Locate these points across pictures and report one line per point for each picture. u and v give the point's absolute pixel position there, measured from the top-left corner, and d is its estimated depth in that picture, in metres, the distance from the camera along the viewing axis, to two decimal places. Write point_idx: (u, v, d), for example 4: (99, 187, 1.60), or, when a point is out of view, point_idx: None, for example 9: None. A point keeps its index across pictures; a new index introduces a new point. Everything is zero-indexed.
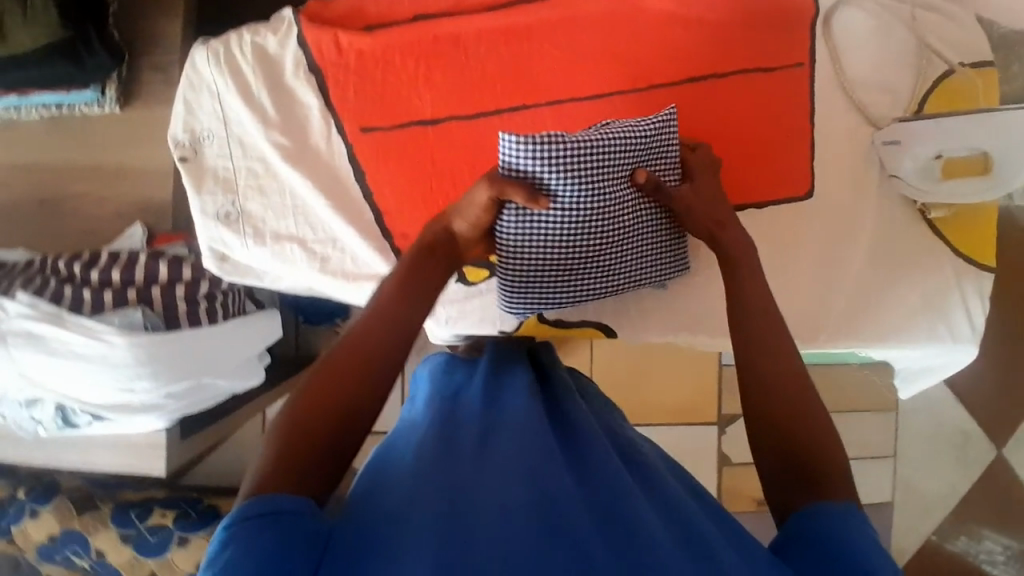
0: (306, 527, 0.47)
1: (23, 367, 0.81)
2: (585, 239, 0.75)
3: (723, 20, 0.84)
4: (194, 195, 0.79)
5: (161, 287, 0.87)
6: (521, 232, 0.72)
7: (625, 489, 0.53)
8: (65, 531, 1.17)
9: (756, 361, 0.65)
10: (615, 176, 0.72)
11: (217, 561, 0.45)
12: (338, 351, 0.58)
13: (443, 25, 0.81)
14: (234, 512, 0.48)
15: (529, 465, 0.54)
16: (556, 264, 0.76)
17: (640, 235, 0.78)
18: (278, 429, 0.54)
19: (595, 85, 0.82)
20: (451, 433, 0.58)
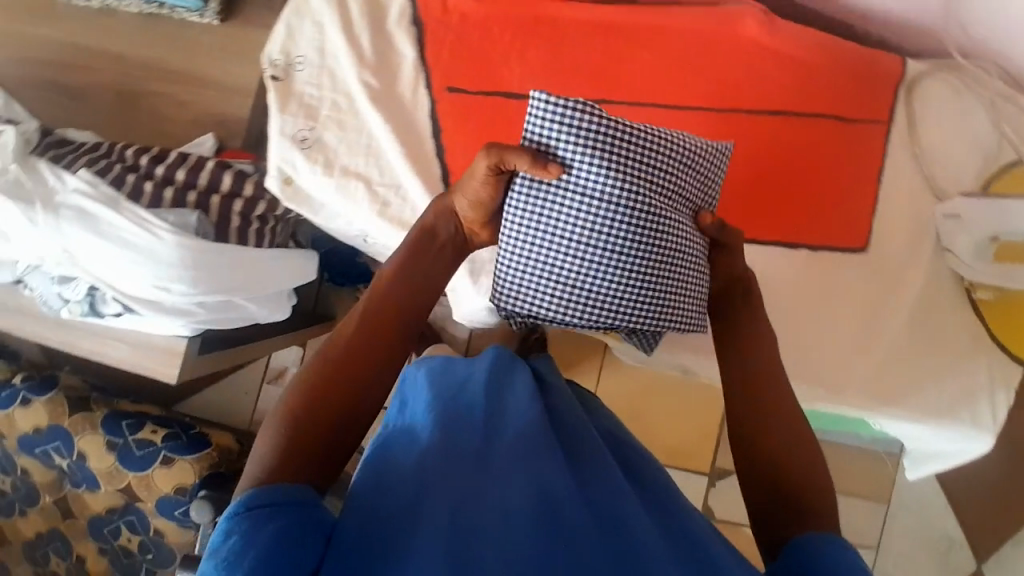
0: (306, 520, 0.52)
1: (68, 242, 0.82)
2: (603, 236, 0.67)
3: (813, 60, 0.86)
4: (276, 114, 0.81)
5: (221, 197, 0.88)
6: (534, 208, 0.67)
7: (616, 503, 0.57)
8: (52, 426, 1.18)
9: (756, 403, 0.67)
10: (648, 175, 0.66)
11: (222, 548, 0.49)
12: (339, 339, 0.64)
13: (547, 7, 0.84)
14: (238, 503, 0.52)
15: (532, 472, 0.56)
16: (568, 258, 0.68)
17: (672, 256, 0.68)
18: (283, 416, 0.59)
19: (679, 96, 0.84)
20: (457, 428, 0.59)
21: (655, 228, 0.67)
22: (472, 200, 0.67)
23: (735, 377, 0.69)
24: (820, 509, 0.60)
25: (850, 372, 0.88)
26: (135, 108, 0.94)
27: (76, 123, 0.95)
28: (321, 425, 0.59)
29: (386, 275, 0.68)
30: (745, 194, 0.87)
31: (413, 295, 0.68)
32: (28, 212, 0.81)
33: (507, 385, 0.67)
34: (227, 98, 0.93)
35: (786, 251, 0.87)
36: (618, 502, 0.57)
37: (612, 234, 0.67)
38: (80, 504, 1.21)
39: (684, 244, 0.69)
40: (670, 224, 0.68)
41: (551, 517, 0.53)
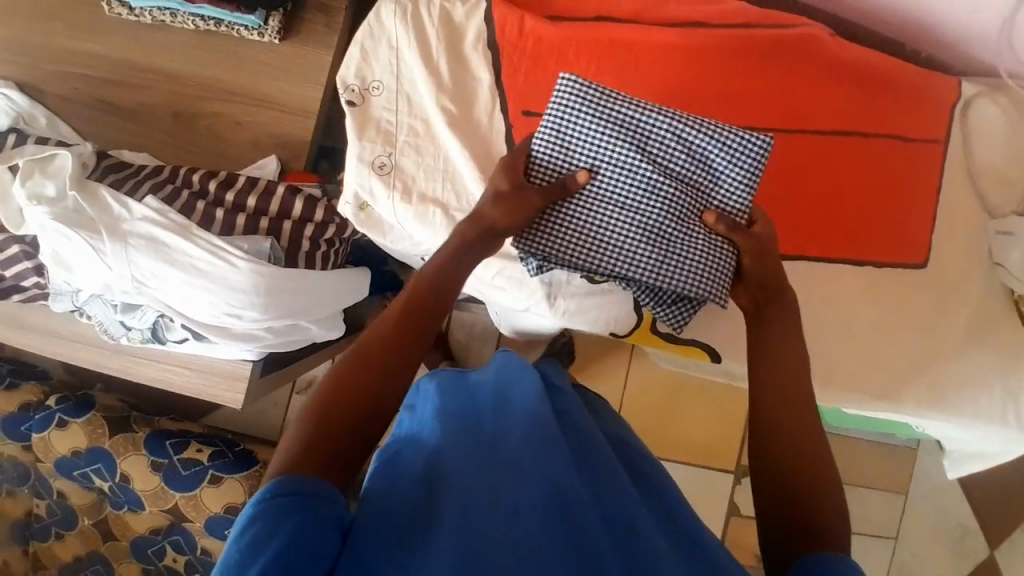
0: (325, 513, 0.53)
1: (138, 271, 0.79)
2: (614, 203, 0.74)
3: (875, 82, 0.88)
4: (354, 140, 0.81)
5: (292, 223, 0.87)
6: (555, 173, 0.74)
7: (626, 502, 0.59)
8: (92, 448, 1.17)
9: (767, 401, 0.70)
10: (660, 154, 0.74)
11: (244, 534, 0.51)
12: (372, 337, 0.66)
13: (621, 30, 0.84)
14: (264, 490, 0.54)
15: (541, 464, 0.57)
16: (579, 222, 0.75)
17: (674, 229, 0.74)
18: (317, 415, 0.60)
19: (747, 116, 0.86)
20: (462, 427, 0.62)
21: (661, 202, 0.74)
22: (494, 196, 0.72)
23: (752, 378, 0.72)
24: (833, 530, 0.60)
25: (908, 382, 0.90)
26: (190, 128, 0.92)
27: (130, 144, 0.93)
28: (337, 425, 0.60)
29: (418, 283, 0.71)
30: (812, 214, 0.87)
31: (427, 304, 0.69)
32: (95, 243, 0.79)
33: (511, 385, 0.69)
34: (289, 119, 0.92)
35: (847, 270, 0.88)
36: (627, 502, 0.59)
37: (621, 202, 0.74)
38: (122, 526, 1.21)
39: (689, 217, 0.74)
40: (674, 199, 0.73)
41: (563, 508, 0.54)
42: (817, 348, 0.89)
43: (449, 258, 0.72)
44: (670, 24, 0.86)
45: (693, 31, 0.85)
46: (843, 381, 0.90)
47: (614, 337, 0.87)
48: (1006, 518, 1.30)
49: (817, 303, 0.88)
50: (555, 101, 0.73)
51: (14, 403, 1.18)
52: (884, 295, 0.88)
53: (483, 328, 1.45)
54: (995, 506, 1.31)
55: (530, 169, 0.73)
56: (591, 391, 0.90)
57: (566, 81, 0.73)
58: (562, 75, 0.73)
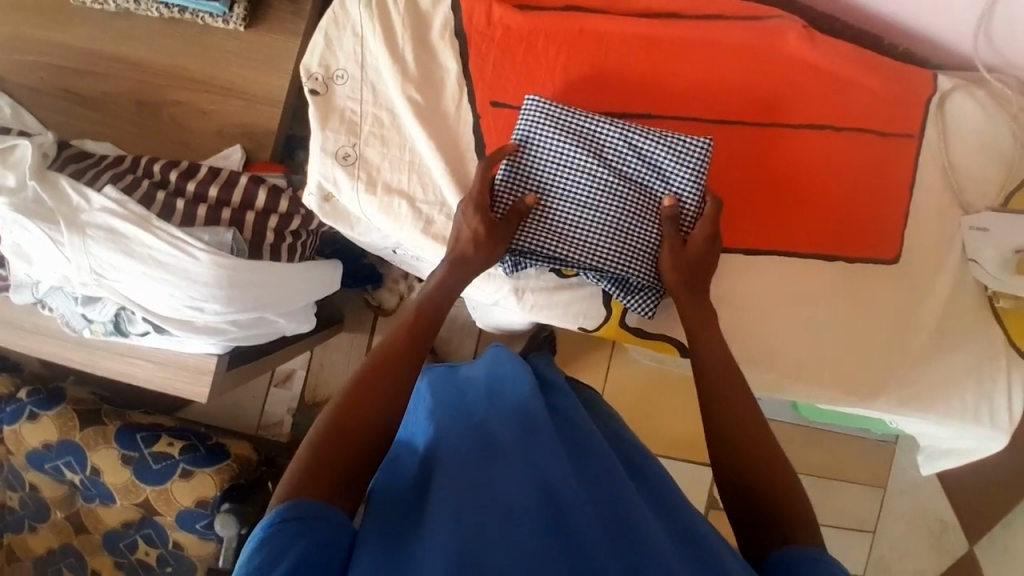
0: (334, 538, 0.53)
1: (96, 263, 0.78)
2: (581, 210, 0.78)
3: (851, 76, 0.86)
4: (317, 130, 0.80)
5: (256, 213, 0.85)
6: (528, 188, 0.78)
7: (625, 494, 0.58)
8: (62, 441, 1.15)
9: (728, 399, 0.70)
10: (619, 166, 0.79)
11: (254, 557, 0.51)
12: (374, 359, 0.69)
13: (591, 20, 0.83)
14: (273, 515, 0.54)
15: (531, 460, 0.58)
16: (551, 231, 0.78)
17: (634, 231, 0.78)
18: (315, 435, 0.62)
19: (719, 108, 0.84)
20: (457, 425, 0.64)
21: (623, 209, 0.78)
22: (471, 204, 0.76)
23: (716, 374, 0.72)
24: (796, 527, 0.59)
25: (881, 378, 0.89)
26: (155, 118, 0.90)
27: (93, 133, 0.91)
28: (324, 443, 0.61)
29: (418, 308, 0.75)
30: (790, 209, 0.86)
31: (422, 335, 0.73)
32: (54, 234, 0.78)
33: (501, 383, 0.71)
34: (257, 109, 0.90)
35: (823, 266, 0.87)
36: (622, 493, 0.58)
37: (588, 209, 0.78)
38: (94, 519, 1.19)
39: (647, 220, 0.78)
40: (634, 206, 0.78)
41: (555, 503, 0.53)
42: (790, 343, 0.88)
43: (444, 279, 0.76)
44: (643, 13, 0.84)
45: (663, 23, 0.84)
46: (815, 375, 0.89)
47: (583, 331, 0.85)
48: (980, 514, 1.30)
49: (791, 297, 0.87)
50: (521, 121, 0.78)
51: None
52: (856, 293, 0.88)
53: (464, 324, 1.43)
54: (971, 500, 1.30)
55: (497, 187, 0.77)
56: (582, 385, 0.89)
57: (530, 103, 0.78)
58: (526, 98, 0.78)
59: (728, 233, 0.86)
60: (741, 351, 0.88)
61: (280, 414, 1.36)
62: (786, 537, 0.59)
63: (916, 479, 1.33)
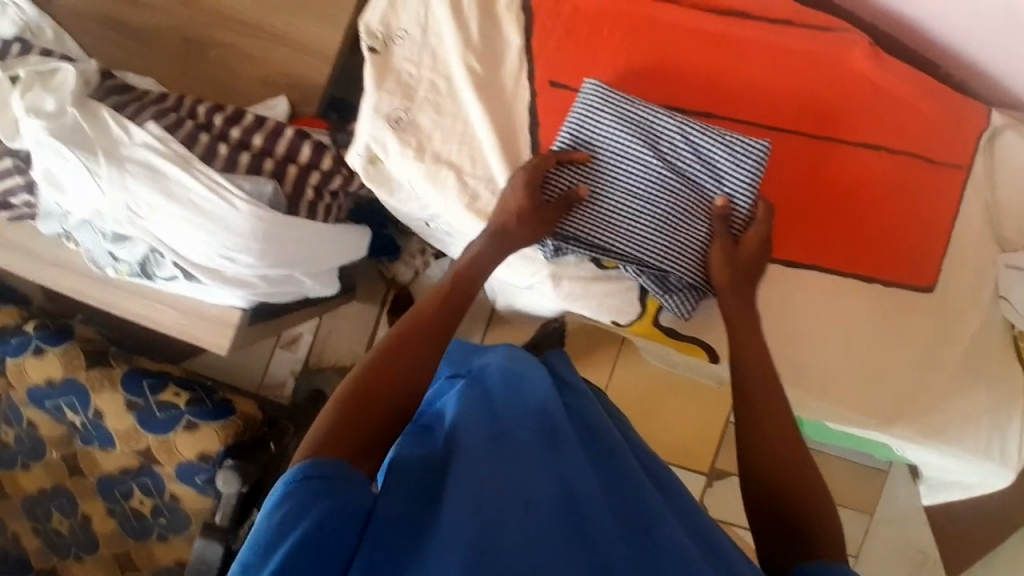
0: (357, 501, 0.52)
1: (132, 200, 0.76)
2: (630, 202, 0.77)
3: (909, 99, 0.86)
4: (372, 90, 0.78)
5: (298, 168, 0.83)
6: (579, 175, 0.77)
7: (646, 503, 0.57)
8: (67, 379, 1.14)
9: (760, 415, 0.69)
10: (673, 161, 0.78)
11: (276, 511, 0.51)
12: (403, 328, 0.69)
13: (659, 9, 0.81)
14: (296, 470, 0.53)
15: (552, 459, 0.57)
16: (598, 220, 0.77)
17: (683, 229, 0.77)
18: (341, 398, 0.62)
19: (775, 115, 0.84)
20: (480, 412, 0.61)
21: (673, 205, 0.77)
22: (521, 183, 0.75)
23: (752, 388, 0.71)
24: (821, 545, 0.59)
25: (901, 405, 0.89)
26: (200, 58, 0.88)
27: (136, 67, 0.89)
28: (353, 408, 0.61)
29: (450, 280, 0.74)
30: (833, 226, 0.86)
31: (456, 311, 0.72)
32: (91, 165, 0.76)
33: (522, 373, 0.68)
34: (307, 61, 0.88)
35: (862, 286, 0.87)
36: (643, 498, 0.58)
37: (638, 201, 0.77)
38: (90, 463, 1.18)
39: (698, 219, 0.78)
40: (684, 203, 0.77)
41: (574, 504, 0.54)
42: (817, 361, 0.88)
43: (483, 254, 0.75)
44: (712, 9, 0.83)
45: (731, 22, 0.82)
46: (839, 393, 0.89)
47: (616, 326, 0.84)
48: (967, 551, 1.31)
49: (825, 317, 0.87)
50: (579, 104, 0.77)
51: None
52: (889, 314, 0.87)
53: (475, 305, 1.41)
54: (961, 538, 1.31)
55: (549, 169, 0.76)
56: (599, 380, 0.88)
57: (590, 87, 0.77)
58: (586, 82, 0.76)
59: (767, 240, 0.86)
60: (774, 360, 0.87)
61: (283, 376, 1.36)
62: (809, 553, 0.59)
63: (906, 512, 1.31)
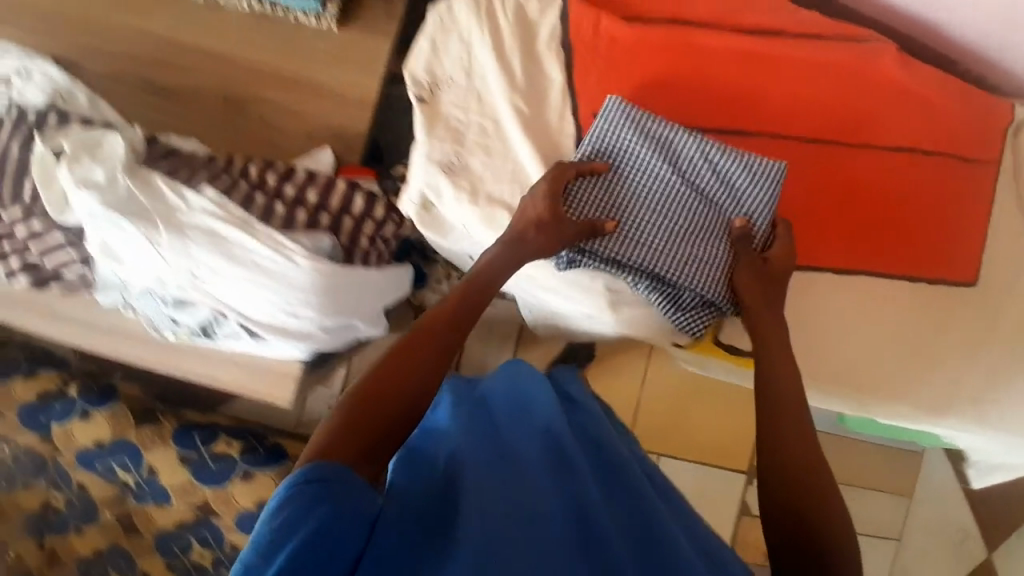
0: (358, 508, 0.50)
1: (197, 266, 0.77)
2: (647, 216, 0.78)
3: (937, 100, 0.88)
4: (423, 138, 0.79)
5: (353, 220, 0.84)
6: (595, 189, 0.78)
7: (656, 519, 0.58)
8: (117, 439, 1.15)
9: (777, 417, 0.71)
10: (691, 177, 0.79)
11: (274, 517, 0.48)
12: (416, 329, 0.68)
13: (693, 35, 0.83)
14: (296, 474, 0.51)
15: (561, 491, 0.56)
16: (615, 233, 0.77)
17: (700, 245, 0.78)
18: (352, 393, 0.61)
19: (812, 128, 0.86)
20: (481, 436, 0.60)
21: (689, 220, 0.78)
22: (539, 196, 0.76)
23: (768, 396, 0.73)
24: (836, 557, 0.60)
25: (951, 397, 0.91)
26: (241, 115, 0.88)
27: (175, 128, 0.89)
28: (364, 402, 0.60)
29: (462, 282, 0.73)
30: (870, 228, 0.88)
31: (468, 313, 0.71)
32: (151, 235, 0.76)
33: (529, 397, 0.67)
34: (346, 112, 0.89)
35: (877, 289, 0.89)
36: (657, 529, 0.56)
37: (654, 215, 0.78)
38: (145, 519, 1.17)
39: (716, 237, 0.78)
40: (701, 220, 0.78)
41: (586, 536, 0.52)
42: (862, 360, 0.90)
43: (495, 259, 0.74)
44: (743, 30, 0.85)
45: (763, 40, 0.84)
46: (870, 391, 0.91)
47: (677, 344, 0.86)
48: None
49: (864, 318, 0.89)
50: (600, 120, 0.78)
51: (33, 391, 1.17)
52: (926, 311, 0.89)
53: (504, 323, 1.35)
54: None
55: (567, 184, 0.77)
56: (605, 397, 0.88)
57: (611, 102, 0.78)
58: (607, 96, 0.78)
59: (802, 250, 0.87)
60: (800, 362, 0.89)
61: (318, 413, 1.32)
62: (824, 563, 0.59)
63: (941, 489, 1.25)
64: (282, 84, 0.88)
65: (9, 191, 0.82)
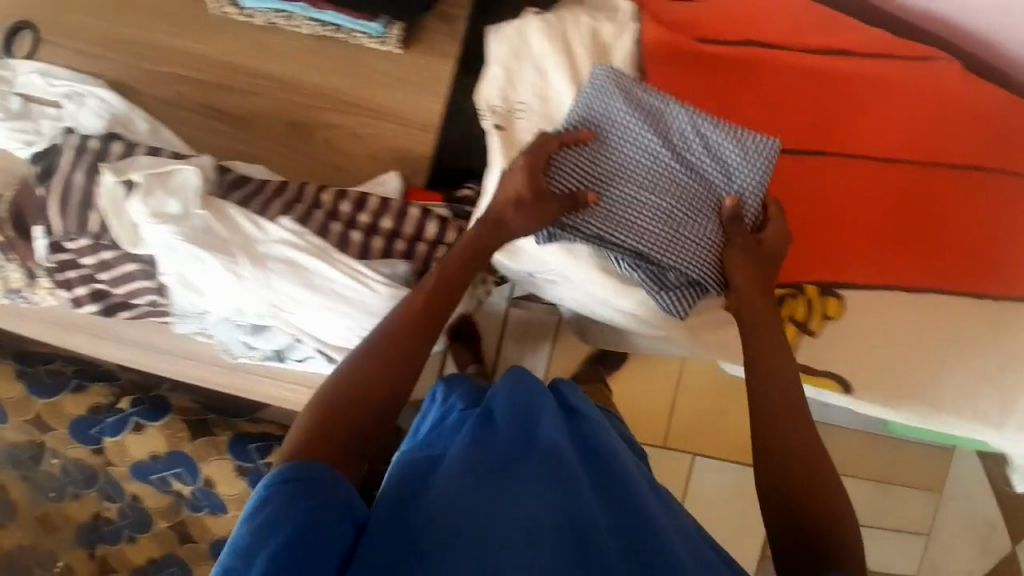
0: (330, 505, 0.53)
1: (277, 296, 0.79)
2: (635, 189, 0.76)
3: (1007, 116, 0.87)
4: (501, 164, 0.78)
5: (427, 245, 0.83)
6: (581, 159, 0.76)
7: (649, 516, 0.56)
8: (173, 451, 1.16)
9: (773, 412, 0.69)
10: (680, 150, 0.77)
11: (255, 518, 0.51)
12: (390, 325, 0.68)
13: (762, 56, 0.84)
14: (273, 475, 0.55)
15: (553, 495, 0.56)
16: (599, 205, 0.76)
17: (689, 220, 0.76)
18: (328, 389, 0.65)
19: (885, 145, 0.85)
20: (480, 445, 0.60)
21: (678, 194, 0.76)
22: (523, 172, 0.73)
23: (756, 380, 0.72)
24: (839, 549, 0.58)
25: None
26: (307, 139, 0.88)
27: (241, 152, 0.88)
28: (343, 396, 0.63)
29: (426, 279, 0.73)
30: (947, 243, 0.85)
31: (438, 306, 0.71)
32: (232, 265, 0.77)
33: (529, 400, 0.67)
34: (411, 134, 0.88)
35: (902, 296, 0.84)
36: (649, 524, 0.55)
37: (642, 188, 0.76)
38: (201, 529, 1.20)
39: (705, 214, 0.76)
40: (690, 195, 0.76)
41: (578, 539, 0.52)
42: (939, 375, 0.86)
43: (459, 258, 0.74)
44: (810, 49, 0.86)
45: (830, 59, 0.85)
46: (938, 401, 0.86)
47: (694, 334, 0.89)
48: None
49: (934, 329, 0.85)
50: (589, 92, 0.77)
51: (84, 406, 1.18)
52: (999, 321, 0.85)
53: (540, 322, 1.30)
54: None
55: (552, 154, 0.74)
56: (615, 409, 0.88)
57: (600, 74, 0.77)
58: (596, 67, 0.77)
59: (865, 260, 0.83)
60: (841, 370, 0.85)
61: None
62: (825, 550, 0.59)
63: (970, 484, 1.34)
64: (347, 107, 0.88)
65: (74, 222, 0.79)
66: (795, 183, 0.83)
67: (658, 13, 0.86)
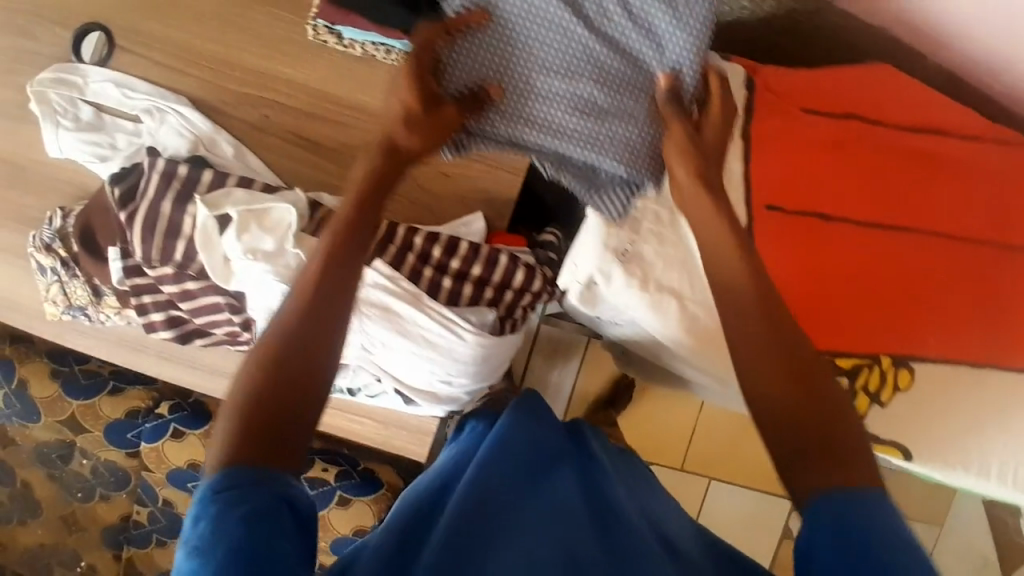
0: (269, 502, 0.50)
1: (369, 339, 0.80)
2: (543, 77, 0.74)
3: None
4: (601, 223, 0.78)
5: (513, 293, 0.83)
6: (481, 45, 0.73)
7: (641, 556, 0.62)
8: None
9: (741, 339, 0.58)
10: (593, 24, 0.73)
11: (196, 532, 0.49)
12: (314, 259, 0.61)
13: (867, 131, 0.86)
14: (206, 486, 0.51)
15: (553, 533, 0.63)
16: (504, 100, 0.74)
17: (607, 104, 0.74)
18: (256, 350, 0.57)
19: (974, 226, 0.86)
20: (491, 479, 0.68)
21: (594, 76, 0.73)
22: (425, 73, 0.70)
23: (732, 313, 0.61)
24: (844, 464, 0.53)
25: None
26: None
27: (324, 183, 0.87)
28: (269, 364, 0.56)
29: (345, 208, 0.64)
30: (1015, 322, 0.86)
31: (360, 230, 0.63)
32: None
33: (542, 445, 0.75)
34: (498, 177, 0.88)
35: (965, 370, 0.87)
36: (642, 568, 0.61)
37: (552, 75, 0.74)
38: None
39: (630, 93, 0.74)
40: (606, 76, 0.73)
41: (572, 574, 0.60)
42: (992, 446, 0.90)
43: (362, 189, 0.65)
44: (912, 127, 0.87)
45: (931, 139, 0.87)
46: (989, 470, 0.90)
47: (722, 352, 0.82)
48: None
49: (989, 404, 0.88)
50: None
51: (120, 410, 1.16)
52: None
53: (569, 341, 1.29)
54: None
55: (445, 43, 0.72)
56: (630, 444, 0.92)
57: None
58: None
59: (929, 333, 0.86)
60: (892, 435, 0.90)
61: None
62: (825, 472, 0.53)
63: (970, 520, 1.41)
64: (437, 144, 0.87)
65: (158, 248, 0.77)
66: (867, 254, 0.84)
67: (772, 79, 0.87)
